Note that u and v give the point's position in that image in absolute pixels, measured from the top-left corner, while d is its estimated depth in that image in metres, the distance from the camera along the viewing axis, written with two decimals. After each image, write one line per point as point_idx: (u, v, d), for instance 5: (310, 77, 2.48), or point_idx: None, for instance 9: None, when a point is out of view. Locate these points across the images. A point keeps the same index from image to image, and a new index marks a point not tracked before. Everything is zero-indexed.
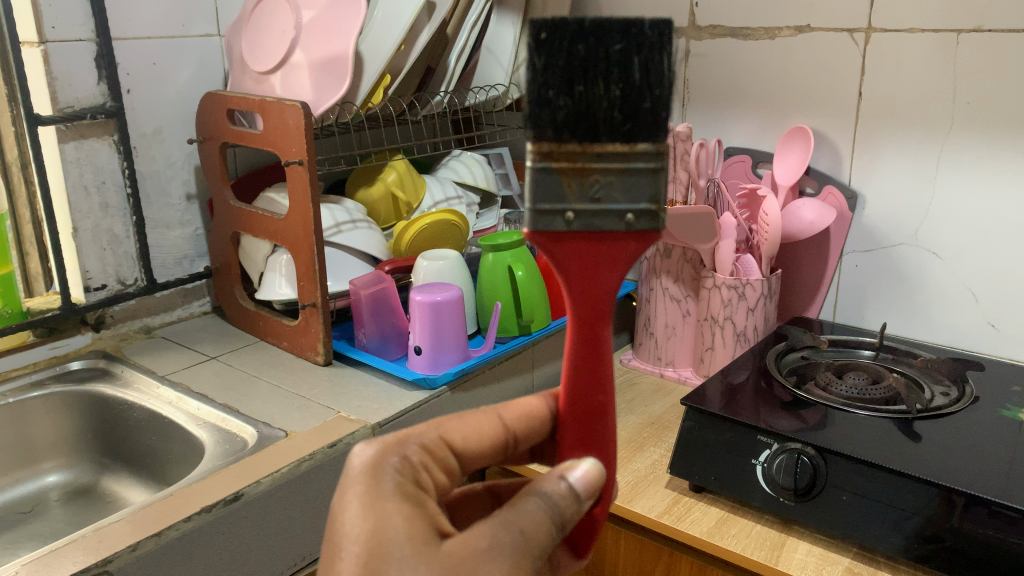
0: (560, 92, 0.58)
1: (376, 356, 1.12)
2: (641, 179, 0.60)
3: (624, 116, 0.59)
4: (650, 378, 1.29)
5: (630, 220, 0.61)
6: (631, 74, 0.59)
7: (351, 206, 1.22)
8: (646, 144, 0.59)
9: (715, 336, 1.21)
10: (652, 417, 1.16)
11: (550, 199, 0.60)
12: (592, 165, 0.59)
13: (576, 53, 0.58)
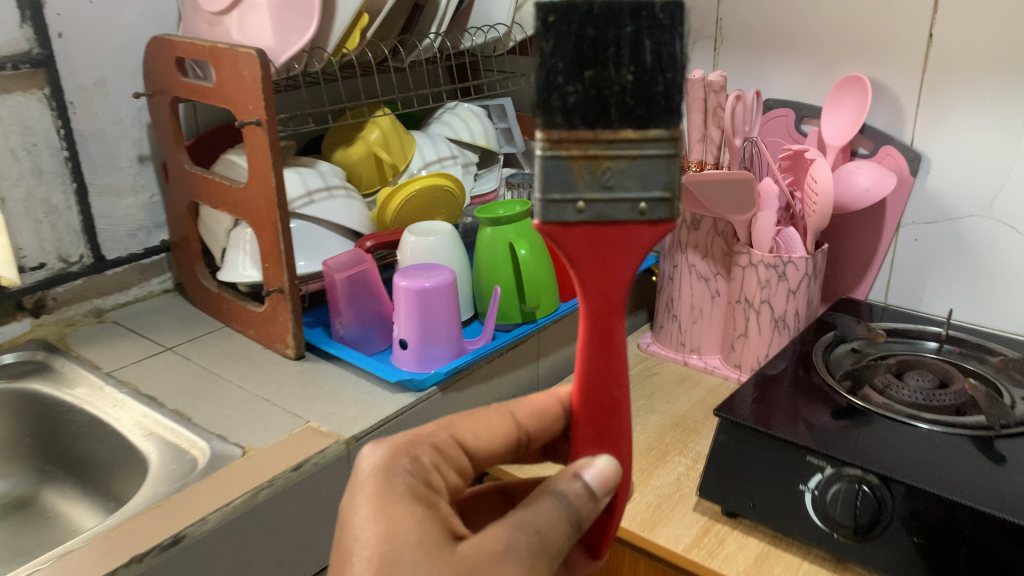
0: (566, 76, 0.48)
1: (355, 351, 0.96)
2: (657, 165, 0.50)
3: (637, 102, 0.48)
4: (672, 368, 1.13)
5: (644, 209, 0.51)
6: (643, 58, 0.48)
7: (326, 169, 1.05)
8: (660, 129, 0.49)
9: (748, 321, 1.05)
10: (676, 418, 1.00)
11: (558, 190, 0.50)
12: (604, 150, 0.49)
13: (586, 33, 0.47)
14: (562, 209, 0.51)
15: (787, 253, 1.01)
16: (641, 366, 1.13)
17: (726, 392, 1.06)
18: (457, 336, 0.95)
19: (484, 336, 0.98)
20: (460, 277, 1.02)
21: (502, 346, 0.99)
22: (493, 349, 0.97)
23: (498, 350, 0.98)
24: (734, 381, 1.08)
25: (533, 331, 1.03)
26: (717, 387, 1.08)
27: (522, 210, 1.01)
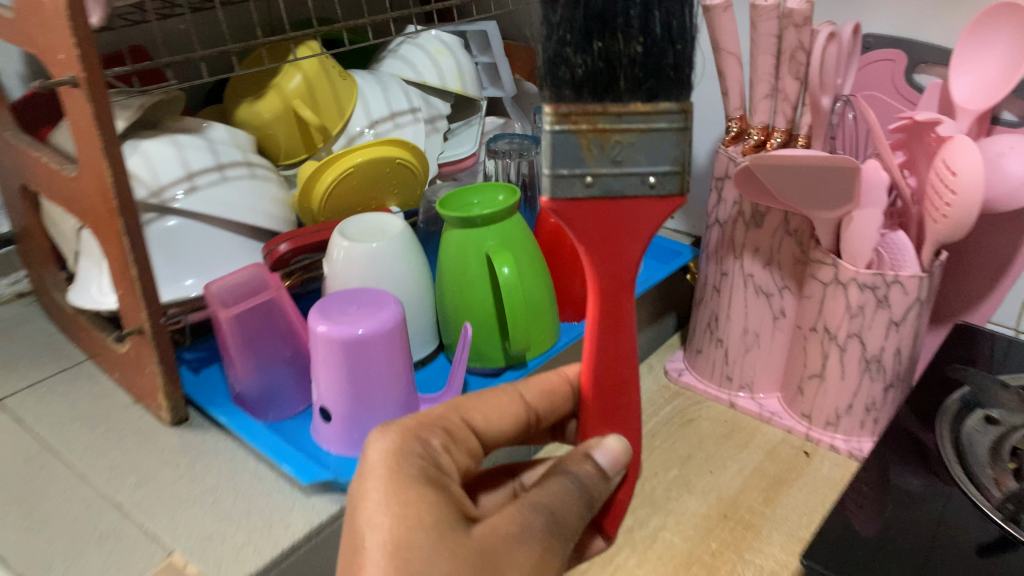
0: (574, 45, 0.43)
1: (251, 419, 0.65)
2: (667, 139, 0.44)
3: (646, 72, 0.43)
4: (713, 411, 0.82)
5: (654, 184, 0.45)
6: (652, 27, 0.43)
7: (220, 135, 0.72)
8: (671, 101, 0.43)
9: (825, 359, 0.75)
10: (723, 504, 0.71)
11: (567, 164, 0.44)
12: (611, 121, 0.43)
13: (592, 6, 0.43)
14: (573, 184, 0.44)
15: (894, 268, 0.69)
16: (670, 408, 0.83)
17: (789, 456, 0.76)
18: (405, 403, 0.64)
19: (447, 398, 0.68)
20: (412, 301, 0.71)
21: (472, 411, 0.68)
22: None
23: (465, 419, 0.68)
24: (799, 435, 0.78)
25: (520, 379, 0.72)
26: (776, 446, 0.77)
27: (508, 204, 0.69)
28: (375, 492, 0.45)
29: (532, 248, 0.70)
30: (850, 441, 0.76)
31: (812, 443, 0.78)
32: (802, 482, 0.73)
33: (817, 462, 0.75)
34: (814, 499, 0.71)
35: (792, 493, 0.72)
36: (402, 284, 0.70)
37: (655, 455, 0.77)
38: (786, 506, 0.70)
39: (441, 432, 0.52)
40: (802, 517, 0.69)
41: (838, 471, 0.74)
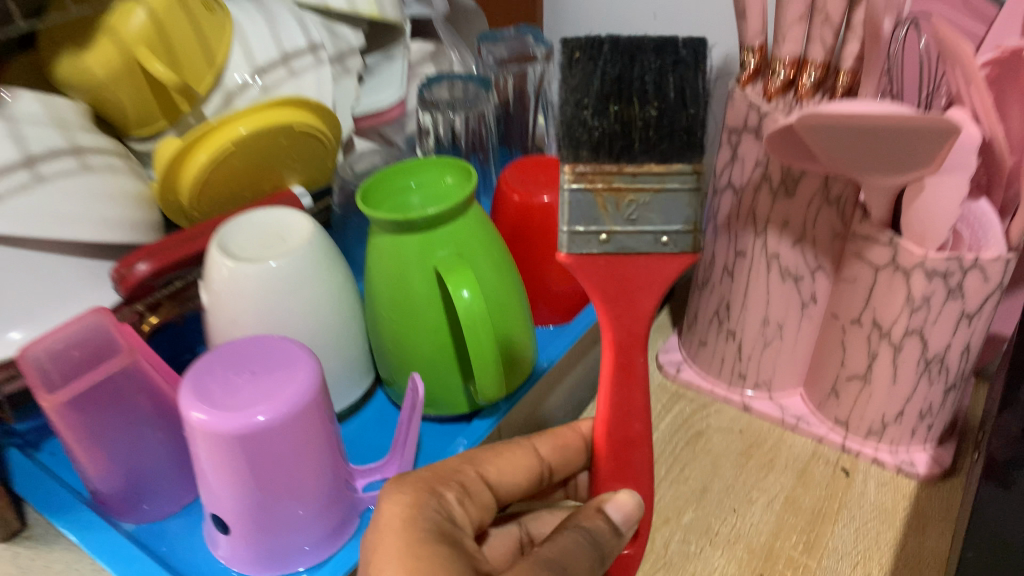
0: (592, 108, 0.41)
1: (111, 531, 0.46)
2: (680, 200, 0.40)
3: (659, 136, 0.40)
4: (723, 417, 0.66)
5: (668, 242, 0.40)
6: (665, 92, 0.41)
7: (28, 108, 0.50)
8: (683, 162, 0.40)
9: (871, 361, 0.59)
10: (757, 559, 0.56)
11: (583, 220, 0.40)
12: (627, 178, 0.40)
13: (608, 73, 0.42)
14: (587, 242, 0.40)
15: (972, 248, 0.53)
16: (671, 418, 0.67)
17: (826, 478, 0.61)
18: (332, 504, 0.46)
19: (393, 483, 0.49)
20: (334, 336, 0.51)
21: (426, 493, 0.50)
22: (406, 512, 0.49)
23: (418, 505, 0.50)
24: (833, 446, 0.63)
25: (489, 431, 0.54)
26: (808, 463, 0.62)
27: (462, 193, 0.48)
28: (384, 558, 0.36)
29: (497, 253, 0.51)
30: (897, 452, 0.62)
31: (850, 456, 0.63)
32: (848, 515, 0.59)
33: (860, 484, 0.61)
34: (866, 541, 0.57)
35: (837, 534, 0.57)
36: (318, 317, 0.50)
37: (663, 489, 0.61)
38: (833, 555, 0.56)
39: (455, 482, 0.42)
40: (856, 571, 0.55)
41: (888, 495, 0.60)
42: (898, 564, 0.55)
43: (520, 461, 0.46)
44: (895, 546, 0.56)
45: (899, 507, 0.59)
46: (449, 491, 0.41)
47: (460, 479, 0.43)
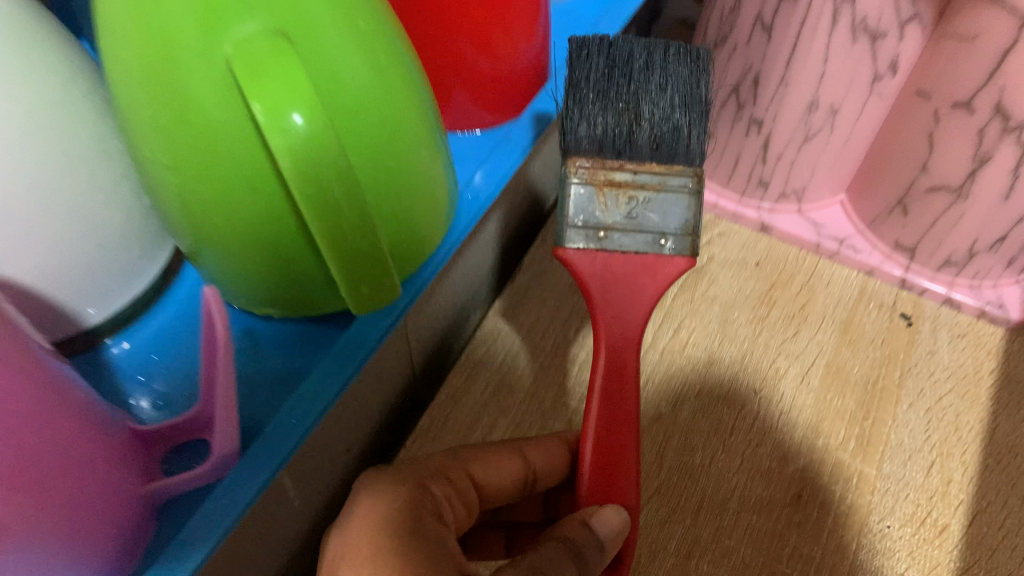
0: (596, 92, 0.30)
1: None
2: (683, 205, 0.29)
3: (665, 119, 0.29)
4: (730, 242, 0.46)
5: (665, 245, 0.29)
6: (670, 87, 0.30)
7: None
8: (686, 157, 0.29)
9: (977, 171, 0.37)
10: (792, 471, 0.38)
11: (579, 211, 0.29)
12: (628, 173, 0.29)
13: (617, 55, 0.30)
14: (584, 238, 0.29)
15: None
16: None
17: (880, 332, 0.43)
18: (92, 550, 0.24)
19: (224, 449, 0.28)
20: (61, 200, 0.25)
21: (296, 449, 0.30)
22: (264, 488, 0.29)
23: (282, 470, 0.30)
24: (887, 280, 0.44)
25: (387, 330, 0.33)
26: (853, 309, 0.43)
27: None
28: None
29: (359, 14, 0.25)
30: (978, 288, 0.43)
31: (910, 295, 0.44)
32: (914, 388, 0.41)
33: (926, 337, 0.43)
34: (942, 428, 0.40)
35: (902, 420, 0.40)
36: (11, 170, 0.24)
37: (650, 361, 0.42)
38: (899, 455, 0.39)
39: (443, 472, 0.30)
40: (932, 478, 0.38)
41: (965, 353, 0.42)
42: (988, 461, 0.39)
43: (512, 462, 0.32)
44: (981, 432, 0.40)
45: (982, 370, 0.42)
46: (438, 494, 0.29)
47: (449, 474, 0.30)
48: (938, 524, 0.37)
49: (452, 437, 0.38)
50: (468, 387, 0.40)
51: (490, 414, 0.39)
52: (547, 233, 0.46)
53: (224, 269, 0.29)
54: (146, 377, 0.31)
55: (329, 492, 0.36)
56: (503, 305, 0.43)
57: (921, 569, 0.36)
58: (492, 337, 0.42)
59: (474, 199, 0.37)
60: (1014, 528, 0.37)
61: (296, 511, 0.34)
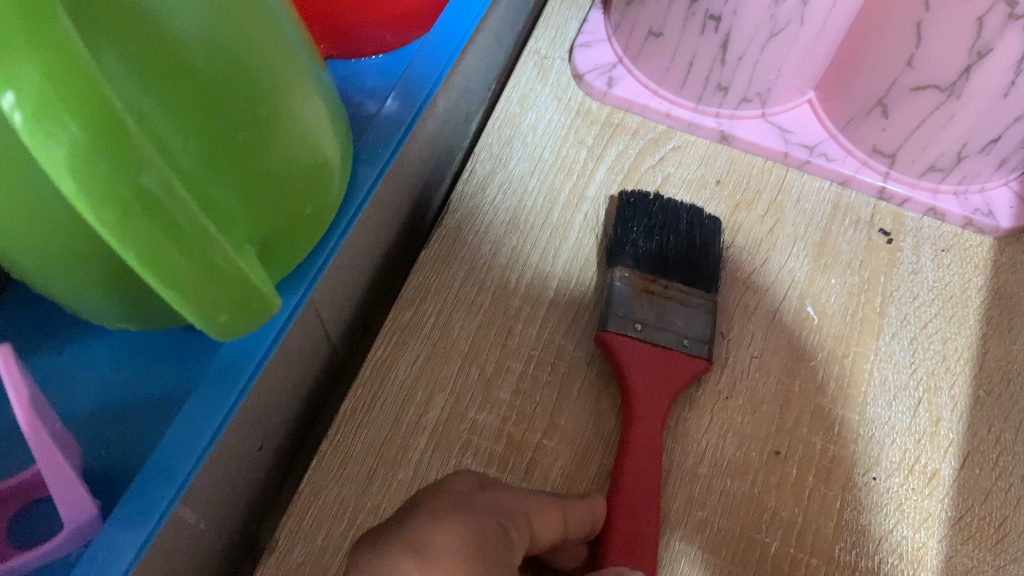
0: (637, 238, 0.36)
1: None
2: (702, 315, 0.35)
3: (690, 270, 0.36)
4: (688, 156, 0.41)
5: (689, 344, 0.34)
6: (693, 238, 0.37)
7: None
8: (709, 288, 0.36)
9: (973, 66, 0.32)
10: (767, 424, 0.34)
11: (620, 306, 0.34)
12: (660, 286, 0.35)
13: (656, 228, 0.37)
14: (623, 325, 0.34)
15: None
16: (603, 167, 0.40)
17: (858, 253, 0.38)
18: None
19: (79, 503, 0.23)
20: None
21: (178, 498, 0.24)
22: (142, 554, 0.23)
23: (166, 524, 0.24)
24: (863, 191, 0.40)
25: (287, 323, 0.27)
26: (828, 229, 0.39)
27: None
28: None
29: None
30: (965, 194, 0.39)
31: (889, 207, 0.40)
32: (898, 316, 0.37)
33: (909, 255, 0.38)
34: (929, 359, 0.36)
35: (885, 354, 0.36)
36: None
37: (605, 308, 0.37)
38: (883, 395, 0.35)
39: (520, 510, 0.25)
40: (919, 419, 0.34)
41: (951, 270, 0.38)
42: (979, 394, 0.35)
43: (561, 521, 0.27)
44: (970, 359, 0.36)
45: (970, 289, 0.38)
46: (514, 544, 0.24)
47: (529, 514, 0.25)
48: (928, 470, 0.33)
49: (382, 420, 0.33)
50: (396, 359, 0.34)
51: (424, 389, 0.34)
52: (477, 162, 0.40)
53: (54, 283, 0.23)
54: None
55: (246, 503, 0.31)
56: (432, 256, 0.37)
57: (911, 524, 0.32)
58: (420, 295, 0.36)
59: (374, 153, 0.31)
60: (1009, 467, 0.33)
61: (207, 537, 0.28)
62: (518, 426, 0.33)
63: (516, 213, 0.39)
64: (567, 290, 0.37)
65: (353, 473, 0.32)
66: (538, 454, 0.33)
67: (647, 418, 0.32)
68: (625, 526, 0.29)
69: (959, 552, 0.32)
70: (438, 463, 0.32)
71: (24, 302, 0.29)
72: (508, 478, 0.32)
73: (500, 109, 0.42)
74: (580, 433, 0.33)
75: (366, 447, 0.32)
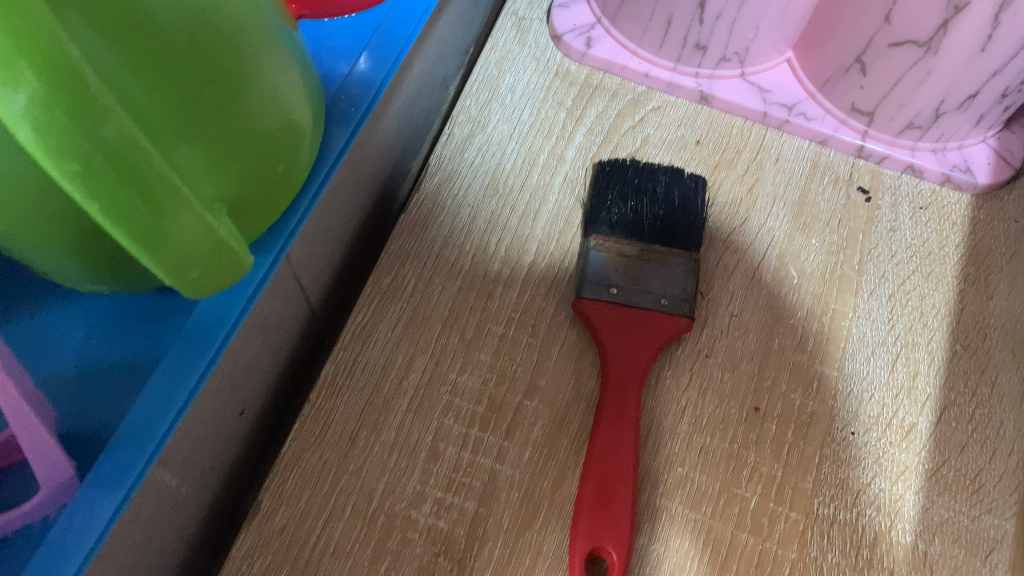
0: (613, 204, 0.36)
1: None
2: (680, 273, 0.35)
3: (668, 230, 0.36)
4: (668, 116, 0.40)
5: (668, 304, 0.34)
6: (671, 197, 0.37)
7: None
8: (687, 247, 0.36)
9: (950, 21, 0.31)
10: (746, 382, 0.34)
11: (595, 273, 0.35)
12: (635, 249, 0.35)
13: (632, 191, 0.37)
14: (597, 291, 0.34)
15: None
16: (582, 129, 0.40)
17: (837, 211, 0.38)
18: None
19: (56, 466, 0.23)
20: None
21: (153, 461, 0.24)
22: (118, 516, 0.23)
23: (142, 487, 0.24)
24: (842, 150, 0.40)
25: (262, 284, 0.27)
26: (807, 188, 0.39)
27: None
28: None
29: None
30: (943, 151, 0.39)
31: (868, 164, 0.40)
32: (877, 273, 0.37)
33: (887, 212, 0.38)
34: (907, 315, 0.36)
35: (863, 310, 0.36)
36: None
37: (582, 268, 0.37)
38: (861, 351, 0.35)
39: None
40: (897, 374, 0.35)
41: (930, 227, 0.38)
42: (956, 348, 0.35)
43: None
44: (948, 315, 0.36)
45: (948, 246, 0.38)
46: None
47: None
48: (905, 424, 0.34)
49: (363, 384, 0.33)
50: (377, 323, 0.34)
51: (405, 352, 0.34)
52: (455, 126, 0.40)
53: (24, 243, 0.22)
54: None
55: (228, 468, 0.31)
56: (411, 220, 0.37)
57: (888, 477, 0.33)
58: (400, 259, 0.36)
59: (348, 113, 0.30)
60: (986, 420, 0.34)
61: (189, 501, 0.28)
62: (498, 388, 0.33)
63: (495, 175, 0.38)
64: (547, 253, 0.37)
65: (335, 435, 0.32)
66: (519, 415, 0.33)
67: (623, 381, 0.33)
68: (603, 486, 0.30)
69: (935, 503, 0.32)
70: (419, 426, 0.32)
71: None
72: (489, 438, 0.32)
73: (478, 71, 0.41)
74: (561, 394, 0.33)
75: (348, 410, 0.32)
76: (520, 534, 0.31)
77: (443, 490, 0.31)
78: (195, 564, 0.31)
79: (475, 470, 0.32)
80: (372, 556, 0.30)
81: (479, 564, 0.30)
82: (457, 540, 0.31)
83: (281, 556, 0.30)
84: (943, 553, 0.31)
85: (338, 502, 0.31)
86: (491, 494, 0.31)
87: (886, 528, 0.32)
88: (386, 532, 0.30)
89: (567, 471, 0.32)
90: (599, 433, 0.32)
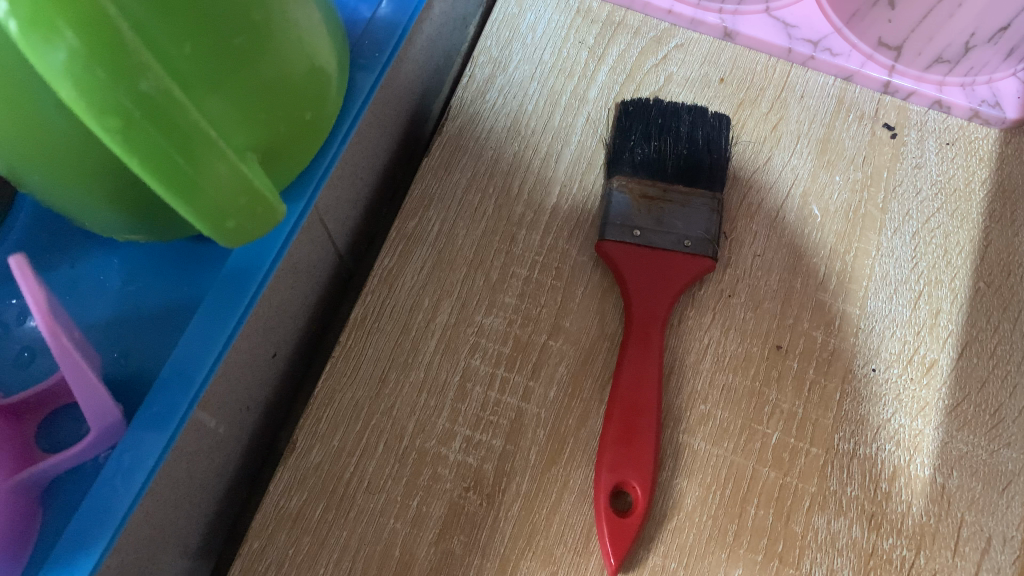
0: (636, 144, 0.36)
1: None
2: (703, 213, 0.35)
3: (693, 167, 0.36)
4: (691, 54, 0.40)
5: (690, 246, 0.34)
6: (695, 135, 0.36)
7: None
8: (711, 186, 0.35)
9: None
10: (768, 320, 0.35)
11: (618, 216, 0.35)
12: (659, 191, 0.35)
13: (654, 131, 0.37)
14: (620, 233, 0.34)
15: None
16: (604, 69, 0.40)
17: (861, 147, 0.38)
18: None
19: (102, 411, 0.24)
20: None
21: (196, 403, 0.25)
22: (166, 453, 0.25)
23: (185, 429, 0.25)
24: (867, 86, 0.39)
25: (293, 231, 0.28)
26: (831, 125, 0.38)
27: None
28: None
29: None
30: (971, 86, 0.39)
31: (894, 100, 0.39)
32: (900, 211, 0.37)
33: (913, 148, 0.38)
34: (930, 253, 0.36)
35: (887, 248, 0.36)
36: None
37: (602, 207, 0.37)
38: (884, 289, 0.35)
39: None
40: (919, 311, 0.35)
41: (956, 163, 0.38)
42: (980, 285, 0.35)
43: None
44: (972, 251, 0.36)
45: (974, 182, 0.37)
46: None
47: None
48: (926, 360, 0.34)
49: (392, 326, 0.34)
50: (403, 267, 0.35)
51: (432, 295, 0.34)
52: (476, 67, 0.39)
53: (67, 200, 0.23)
54: (4, 329, 0.28)
55: (262, 409, 0.32)
56: (434, 163, 0.37)
57: (908, 413, 0.33)
58: (424, 204, 0.36)
59: (372, 58, 0.30)
60: (1007, 355, 0.34)
61: (228, 440, 0.29)
62: (524, 328, 0.34)
63: (517, 117, 0.38)
64: (569, 195, 0.37)
65: (366, 377, 0.33)
66: (544, 355, 0.34)
67: (646, 324, 0.33)
68: (626, 422, 0.31)
69: (954, 438, 0.33)
70: (448, 366, 0.33)
71: (25, 218, 0.29)
72: (516, 377, 0.33)
73: (498, 10, 0.41)
74: (585, 334, 0.34)
75: (376, 352, 0.33)
76: (547, 469, 0.32)
77: (472, 428, 0.32)
78: (235, 500, 0.32)
79: (503, 409, 0.33)
80: (405, 491, 0.31)
81: (507, 498, 0.31)
82: (485, 476, 0.31)
83: (317, 492, 0.31)
84: (960, 486, 0.32)
85: (370, 439, 0.32)
86: (518, 431, 0.32)
87: (905, 462, 0.32)
88: (417, 468, 0.32)
89: (591, 409, 0.33)
90: (622, 375, 0.32)
